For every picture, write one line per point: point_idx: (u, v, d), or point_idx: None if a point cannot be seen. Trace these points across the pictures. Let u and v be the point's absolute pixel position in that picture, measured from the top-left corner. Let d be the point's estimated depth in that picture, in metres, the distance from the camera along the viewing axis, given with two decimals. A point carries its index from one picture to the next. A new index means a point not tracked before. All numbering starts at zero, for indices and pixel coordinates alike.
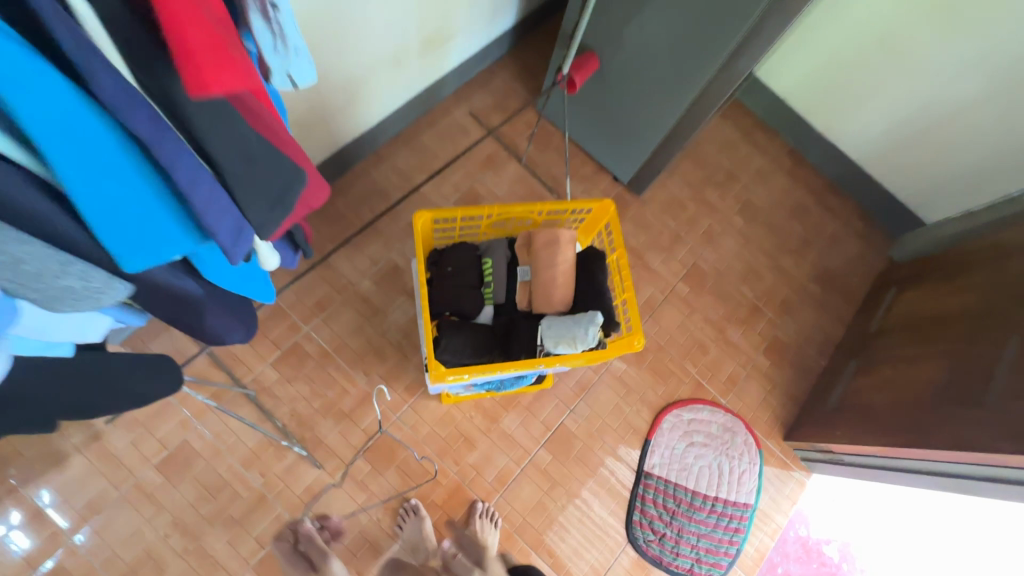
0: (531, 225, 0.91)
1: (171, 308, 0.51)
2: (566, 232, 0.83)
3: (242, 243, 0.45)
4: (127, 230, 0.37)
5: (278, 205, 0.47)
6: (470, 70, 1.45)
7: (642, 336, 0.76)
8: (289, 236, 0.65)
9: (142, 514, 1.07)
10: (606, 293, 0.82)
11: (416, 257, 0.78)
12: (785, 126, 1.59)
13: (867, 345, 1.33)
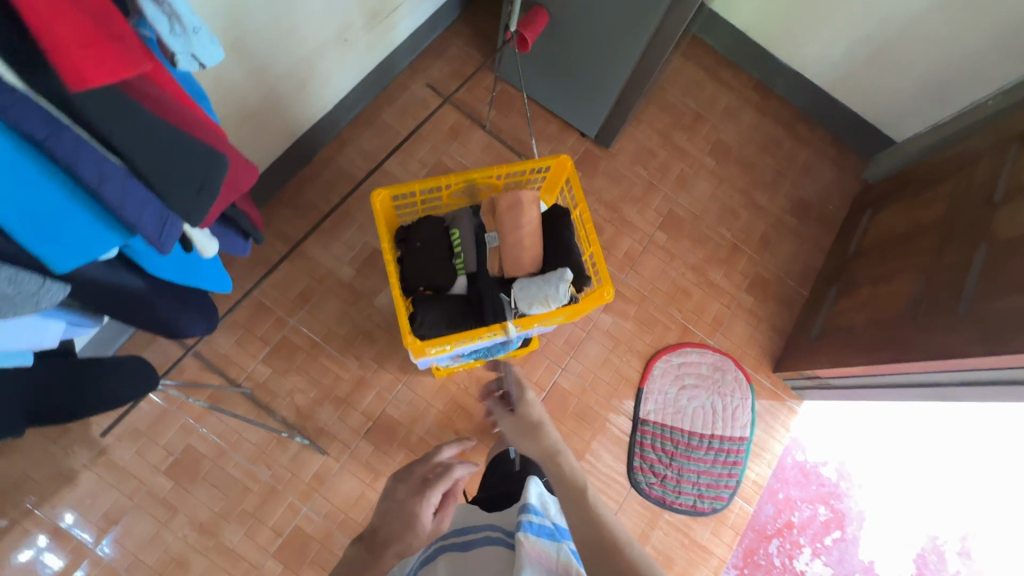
0: (493, 190, 0.91)
1: (121, 305, 0.51)
2: (527, 193, 0.83)
3: (171, 231, 0.45)
4: (44, 229, 0.38)
5: (204, 192, 0.46)
6: (422, 40, 1.41)
7: (612, 286, 0.79)
8: (234, 223, 0.65)
9: (159, 519, 1.10)
10: (574, 248, 0.83)
11: (380, 237, 0.77)
12: (748, 60, 1.56)
13: (847, 269, 1.35)
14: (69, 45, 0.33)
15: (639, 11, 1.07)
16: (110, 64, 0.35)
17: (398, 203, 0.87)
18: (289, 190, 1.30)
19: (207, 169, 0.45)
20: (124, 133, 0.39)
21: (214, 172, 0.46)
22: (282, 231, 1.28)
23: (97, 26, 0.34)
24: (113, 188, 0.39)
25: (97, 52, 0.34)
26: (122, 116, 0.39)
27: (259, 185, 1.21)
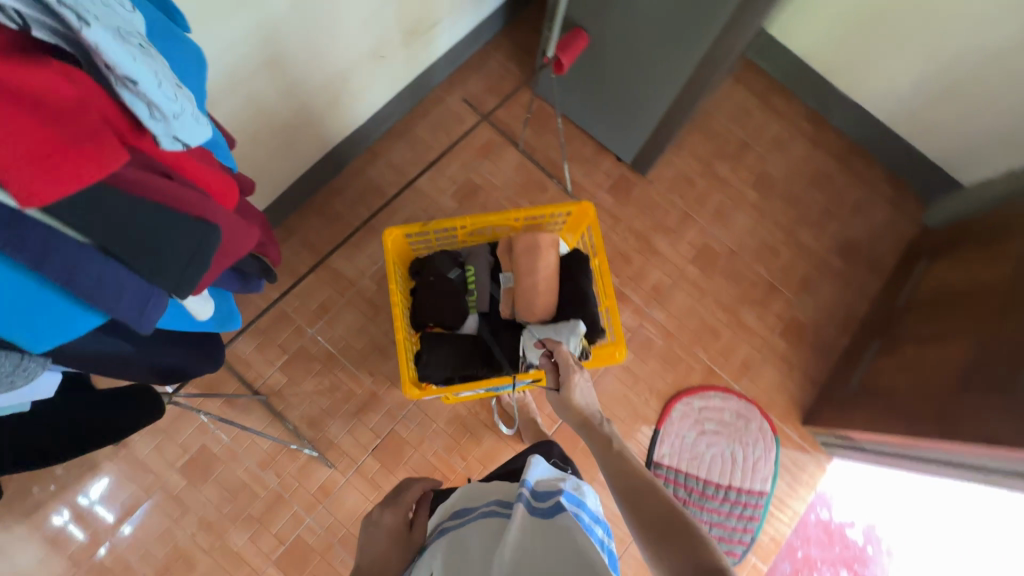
0: (511, 230, 0.89)
1: (107, 365, 0.53)
2: (546, 237, 0.80)
3: (156, 308, 0.44)
4: (14, 320, 0.39)
5: (196, 263, 0.44)
6: (461, 53, 1.39)
7: (625, 346, 0.76)
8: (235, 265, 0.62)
9: (171, 515, 1.14)
10: (590, 298, 0.80)
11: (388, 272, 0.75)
12: (804, 87, 1.47)
13: (893, 323, 1.25)
14: (36, 156, 0.33)
15: (683, 41, 1.01)
16: (86, 166, 0.35)
17: (414, 237, 0.86)
18: (318, 200, 1.31)
19: (197, 241, 0.44)
20: (97, 222, 0.38)
21: (206, 243, 0.45)
22: (309, 240, 1.29)
23: (70, 131, 0.34)
24: (85, 278, 0.39)
25: (67, 157, 0.34)
26: (98, 204, 0.38)
27: (289, 195, 1.23)
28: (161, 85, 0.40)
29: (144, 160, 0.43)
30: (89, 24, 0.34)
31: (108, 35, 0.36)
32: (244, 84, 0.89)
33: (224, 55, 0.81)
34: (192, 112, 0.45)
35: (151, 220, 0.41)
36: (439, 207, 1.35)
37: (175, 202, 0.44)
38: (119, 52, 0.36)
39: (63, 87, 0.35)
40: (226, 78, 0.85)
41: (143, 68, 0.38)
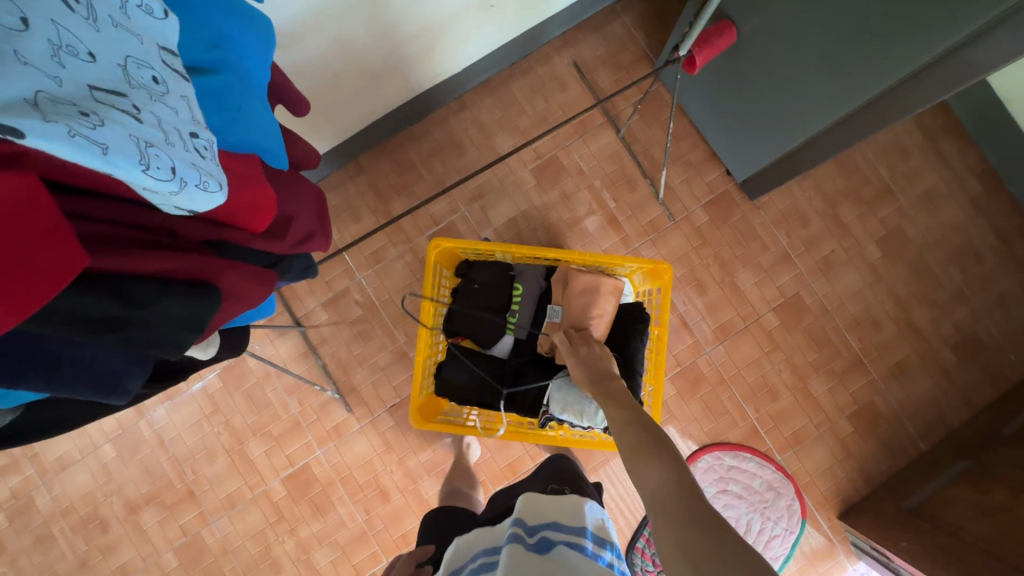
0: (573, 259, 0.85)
1: None
2: (609, 282, 0.77)
3: (130, 380, 0.43)
4: None
5: (184, 330, 0.42)
6: (584, 9, 1.21)
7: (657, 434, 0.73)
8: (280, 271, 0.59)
9: (203, 410, 1.23)
10: (637, 369, 0.74)
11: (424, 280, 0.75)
12: (990, 139, 1.18)
13: (988, 450, 1.06)
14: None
15: (844, 77, 0.82)
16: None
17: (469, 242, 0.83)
18: (394, 143, 1.25)
19: (186, 312, 0.42)
20: (60, 319, 0.35)
21: (197, 311, 0.42)
22: (377, 183, 1.25)
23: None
24: (40, 367, 0.37)
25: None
26: (65, 301, 0.35)
27: (366, 134, 1.17)
28: (146, 167, 0.35)
29: (143, 217, 0.41)
30: (24, 134, 0.29)
31: (57, 138, 0.30)
32: (333, 24, 0.81)
33: None
34: (200, 180, 0.40)
35: (134, 299, 0.38)
36: (516, 180, 1.25)
37: (168, 272, 0.41)
38: (76, 156, 0.31)
39: (13, 182, 0.32)
40: (314, 16, 0.77)
41: (116, 159, 0.33)
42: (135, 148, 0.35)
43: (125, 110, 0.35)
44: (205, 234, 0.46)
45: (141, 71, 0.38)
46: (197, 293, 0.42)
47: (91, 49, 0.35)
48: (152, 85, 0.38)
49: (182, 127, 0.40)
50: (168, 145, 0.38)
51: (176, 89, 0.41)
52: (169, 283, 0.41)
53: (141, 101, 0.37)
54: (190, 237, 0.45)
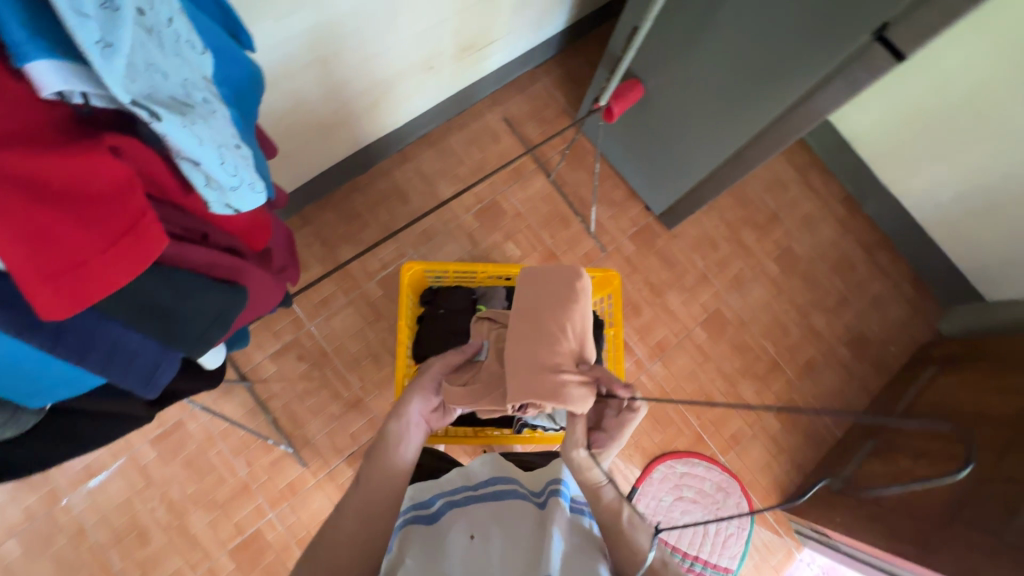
0: None
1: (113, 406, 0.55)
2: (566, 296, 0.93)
3: (163, 372, 0.48)
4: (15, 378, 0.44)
5: (216, 326, 0.47)
6: (511, 72, 1.37)
7: None
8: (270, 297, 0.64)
9: (134, 485, 1.12)
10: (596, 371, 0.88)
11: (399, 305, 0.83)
12: (845, 171, 1.46)
13: (889, 427, 1.23)
14: (62, 272, 0.35)
15: (725, 124, 1.01)
16: (115, 271, 0.37)
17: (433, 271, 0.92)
18: (340, 194, 1.29)
19: (219, 308, 0.47)
20: (124, 303, 0.41)
21: (228, 308, 0.48)
22: (323, 233, 1.27)
23: (101, 236, 0.36)
24: (99, 354, 0.42)
25: (97, 267, 0.36)
26: (133, 287, 0.41)
27: (312, 186, 1.21)
28: (222, 161, 0.44)
29: (184, 220, 0.46)
30: (160, 118, 0.38)
31: (178, 125, 0.39)
32: (289, 80, 0.87)
33: (277, 49, 0.80)
34: (248, 180, 0.49)
35: (181, 291, 0.44)
36: (459, 224, 1.33)
37: (207, 267, 0.47)
38: (186, 141, 0.40)
39: (117, 171, 0.37)
40: (274, 72, 0.83)
41: (206, 149, 0.42)
42: (215, 148, 0.43)
43: (200, 117, 0.42)
44: (229, 241, 0.52)
45: (197, 91, 0.43)
46: (228, 292, 0.48)
47: (168, 67, 0.40)
48: (206, 104, 0.44)
49: (230, 138, 0.47)
50: (229, 150, 0.45)
51: (221, 110, 0.47)
52: (206, 279, 0.46)
53: (205, 115, 0.43)
54: (218, 241, 0.50)
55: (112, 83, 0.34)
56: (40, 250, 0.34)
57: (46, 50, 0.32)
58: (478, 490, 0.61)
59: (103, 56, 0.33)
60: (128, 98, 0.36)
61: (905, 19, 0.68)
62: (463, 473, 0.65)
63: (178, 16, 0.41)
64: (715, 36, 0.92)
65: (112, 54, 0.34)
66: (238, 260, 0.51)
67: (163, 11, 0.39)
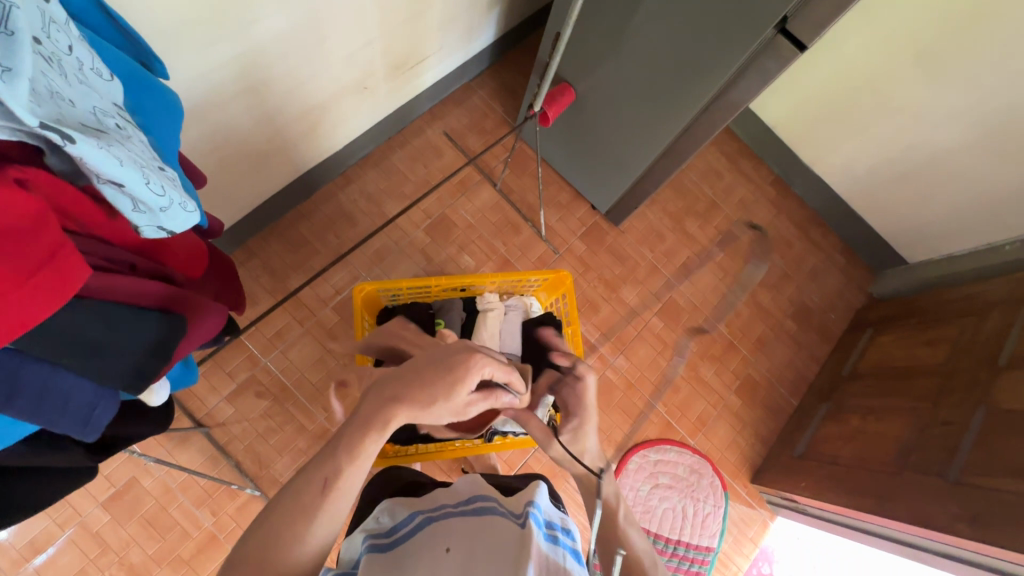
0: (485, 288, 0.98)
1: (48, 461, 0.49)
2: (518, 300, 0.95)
3: (103, 413, 0.44)
4: None
5: (155, 358, 0.46)
6: (446, 86, 1.38)
7: None
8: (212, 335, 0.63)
9: (88, 554, 1.04)
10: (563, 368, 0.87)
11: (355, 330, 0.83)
12: (771, 155, 1.55)
13: (839, 389, 1.31)
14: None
15: (655, 119, 1.05)
16: (35, 306, 0.34)
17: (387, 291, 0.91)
18: (284, 222, 1.26)
19: (155, 336, 0.46)
20: (52, 340, 0.38)
21: (164, 337, 0.47)
22: (271, 264, 1.24)
23: (17, 269, 0.33)
24: (26, 396, 0.38)
25: (15, 301, 0.33)
26: (61, 323, 0.39)
27: (254, 218, 1.18)
28: (148, 180, 0.41)
29: (107, 250, 0.45)
30: (74, 140, 0.35)
31: (93, 146, 0.36)
32: (217, 112, 0.85)
33: (201, 82, 0.78)
34: (181, 200, 0.46)
35: (113, 322, 0.42)
36: (411, 241, 1.32)
37: (139, 297, 0.46)
38: (104, 162, 0.37)
39: (25, 202, 0.34)
40: (200, 104, 0.81)
41: (129, 170, 0.39)
42: (138, 169, 0.40)
43: (117, 141, 0.40)
44: (158, 270, 0.51)
45: (108, 117, 0.41)
46: (165, 319, 0.47)
47: (73, 94, 0.37)
48: (119, 130, 0.42)
49: (152, 161, 0.44)
50: (154, 171, 0.43)
51: (137, 135, 0.44)
52: (140, 310, 0.45)
53: (120, 139, 0.41)
54: (146, 269, 0.49)
55: (17, 106, 0.32)
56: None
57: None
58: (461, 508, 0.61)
59: (5, 80, 0.31)
60: (37, 121, 0.33)
61: (801, 12, 0.74)
62: (450, 493, 0.66)
63: (77, 44, 0.39)
64: (636, 37, 0.96)
65: (13, 78, 0.31)
66: (170, 288, 0.49)
67: (61, 38, 0.37)
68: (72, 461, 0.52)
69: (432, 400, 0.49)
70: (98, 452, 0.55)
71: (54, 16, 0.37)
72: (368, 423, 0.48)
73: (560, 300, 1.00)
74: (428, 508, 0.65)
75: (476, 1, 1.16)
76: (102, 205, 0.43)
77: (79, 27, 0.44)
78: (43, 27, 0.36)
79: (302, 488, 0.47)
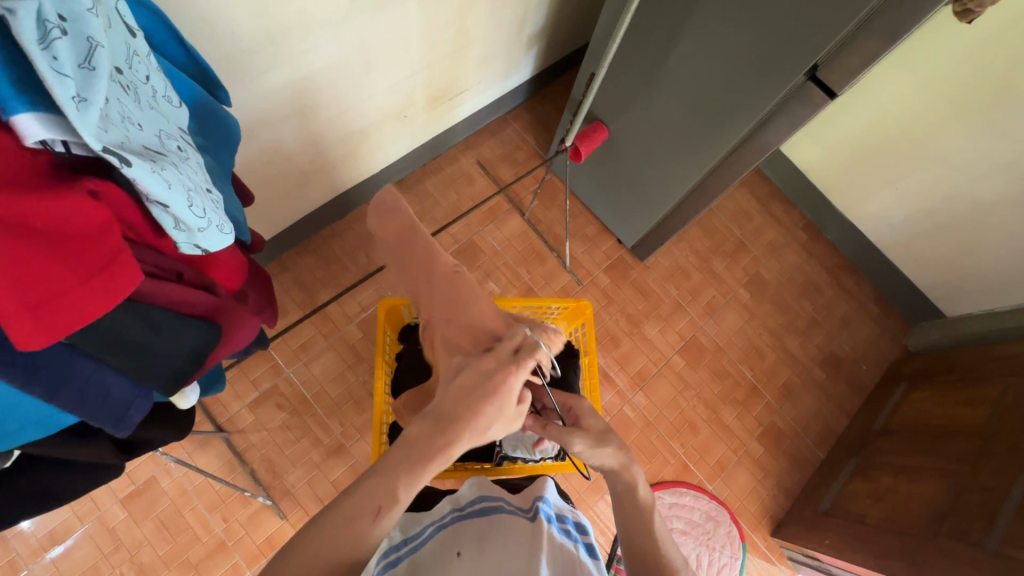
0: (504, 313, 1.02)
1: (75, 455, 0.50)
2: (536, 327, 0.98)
3: (136, 411, 0.48)
4: None
5: (191, 364, 0.49)
6: (482, 119, 1.44)
7: None
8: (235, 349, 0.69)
9: (102, 549, 1.06)
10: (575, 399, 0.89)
11: (376, 335, 0.90)
12: (803, 199, 1.54)
13: (869, 443, 1.25)
14: (38, 306, 0.35)
15: (684, 157, 1.07)
16: (91, 306, 0.38)
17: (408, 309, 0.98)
18: (318, 239, 1.31)
19: (193, 346, 0.49)
20: (104, 340, 0.42)
21: (202, 347, 0.50)
22: (302, 278, 1.28)
23: (80, 270, 0.37)
24: (72, 391, 0.42)
25: (71, 299, 0.36)
26: (113, 324, 0.42)
27: (290, 233, 1.23)
28: (191, 204, 0.44)
29: (161, 259, 0.48)
30: (131, 163, 0.38)
31: (146, 172, 0.39)
32: (267, 132, 0.91)
33: (255, 103, 0.83)
34: (219, 223, 0.48)
35: (157, 327, 0.45)
36: None
37: (182, 304, 0.49)
38: (151, 185, 0.40)
39: (95, 212, 0.38)
40: (250, 125, 0.87)
41: (175, 193, 0.42)
42: (184, 193, 0.43)
43: (171, 163, 0.43)
44: (204, 280, 0.53)
45: (170, 140, 0.45)
46: (207, 328, 0.50)
47: (144, 119, 0.41)
48: (178, 151, 0.46)
49: (201, 184, 0.47)
50: (199, 195, 0.46)
51: (194, 157, 0.48)
52: (185, 317, 0.49)
53: (177, 160, 0.44)
54: (192, 280, 0.51)
55: (85, 132, 0.34)
56: (13, 286, 0.34)
57: (21, 102, 0.33)
58: (465, 510, 0.60)
59: (79, 109, 0.34)
60: (100, 144, 0.36)
61: (831, 61, 0.76)
62: (450, 500, 0.62)
63: (155, 74, 0.44)
64: (668, 80, 0.99)
65: (87, 108, 0.34)
66: (212, 298, 0.52)
67: (141, 69, 0.42)
68: (104, 457, 0.53)
69: (480, 414, 0.52)
70: (125, 450, 0.56)
71: (139, 50, 0.42)
72: (422, 454, 0.49)
73: (579, 329, 1.01)
74: (435, 517, 0.59)
75: (516, 41, 1.22)
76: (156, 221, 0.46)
77: (157, 56, 0.48)
78: (127, 59, 0.40)
79: (368, 490, 0.47)
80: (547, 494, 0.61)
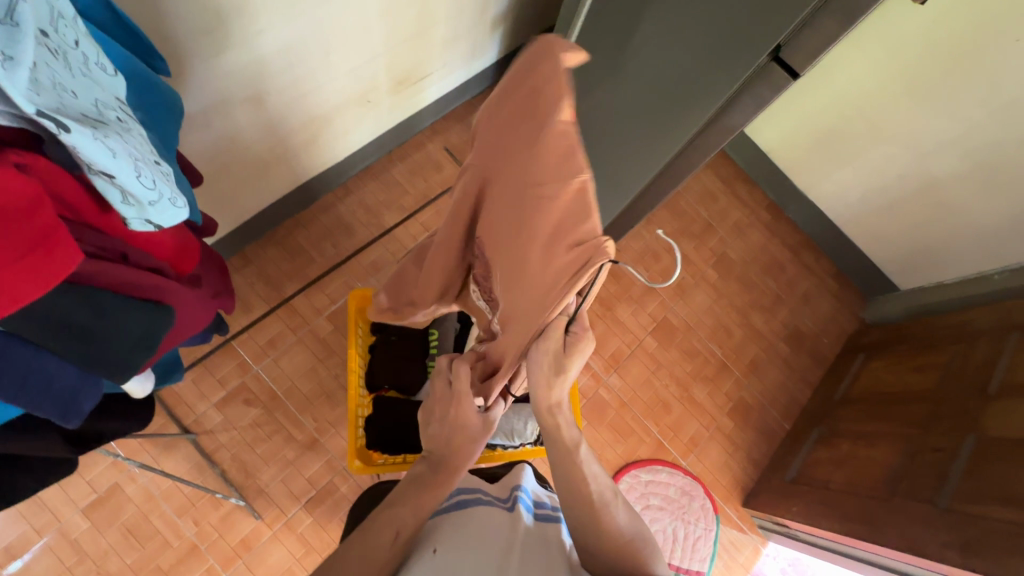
0: None
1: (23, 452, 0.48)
2: None
3: (86, 398, 0.45)
4: None
5: (142, 350, 0.46)
6: (449, 103, 1.41)
7: None
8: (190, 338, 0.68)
9: (65, 562, 1.01)
10: None
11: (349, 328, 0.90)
12: (766, 180, 1.57)
13: (831, 413, 1.30)
14: None
15: (651, 138, 1.07)
16: (21, 285, 0.35)
17: None
18: (282, 231, 1.27)
19: (144, 328, 0.47)
20: (44, 323, 0.39)
21: (153, 329, 0.48)
22: (266, 271, 1.24)
23: (11, 248, 0.34)
24: (12, 377, 0.39)
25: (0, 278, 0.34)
26: (52, 305, 0.40)
27: (252, 225, 1.18)
28: (140, 174, 0.42)
29: (101, 239, 0.45)
30: (70, 129, 0.35)
31: (89, 139, 0.37)
32: (221, 118, 0.86)
33: (207, 86, 0.79)
34: (170, 195, 0.47)
35: (103, 310, 0.43)
36: None
37: (130, 286, 0.47)
38: (94, 153, 0.37)
39: (23, 188, 0.35)
40: (202, 112, 0.82)
41: (120, 162, 0.39)
42: (131, 163, 0.41)
43: (115, 133, 0.40)
44: (153, 262, 0.51)
45: (109, 110, 0.41)
46: (156, 309, 0.48)
47: (77, 87, 0.38)
48: (119, 122, 0.42)
49: (148, 155, 0.45)
50: (148, 166, 0.44)
51: (137, 129, 0.45)
52: (132, 299, 0.46)
53: (120, 131, 0.42)
54: (139, 260, 0.49)
55: (16, 94, 0.32)
56: None
57: None
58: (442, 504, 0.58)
59: (5, 67, 0.31)
60: (35, 109, 0.33)
61: (793, 41, 0.77)
62: None
63: (84, 40, 0.40)
64: (633, 61, 0.99)
65: (14, 67, 0.32)
66: (161, 279, 0.50)
67: (69, 33, 0.38)
68: (56, 452, 0.50)
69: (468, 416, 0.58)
70: (77, 445, 0.53)
71: (64, 12, 0.38)
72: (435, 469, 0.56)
73: None
74: None
75: (480, 23, 1.20)
76: (98, 198, 0.44)
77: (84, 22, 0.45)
78: (51, 21, 0.36)
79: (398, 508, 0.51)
80: (525, 483, 0.61)
